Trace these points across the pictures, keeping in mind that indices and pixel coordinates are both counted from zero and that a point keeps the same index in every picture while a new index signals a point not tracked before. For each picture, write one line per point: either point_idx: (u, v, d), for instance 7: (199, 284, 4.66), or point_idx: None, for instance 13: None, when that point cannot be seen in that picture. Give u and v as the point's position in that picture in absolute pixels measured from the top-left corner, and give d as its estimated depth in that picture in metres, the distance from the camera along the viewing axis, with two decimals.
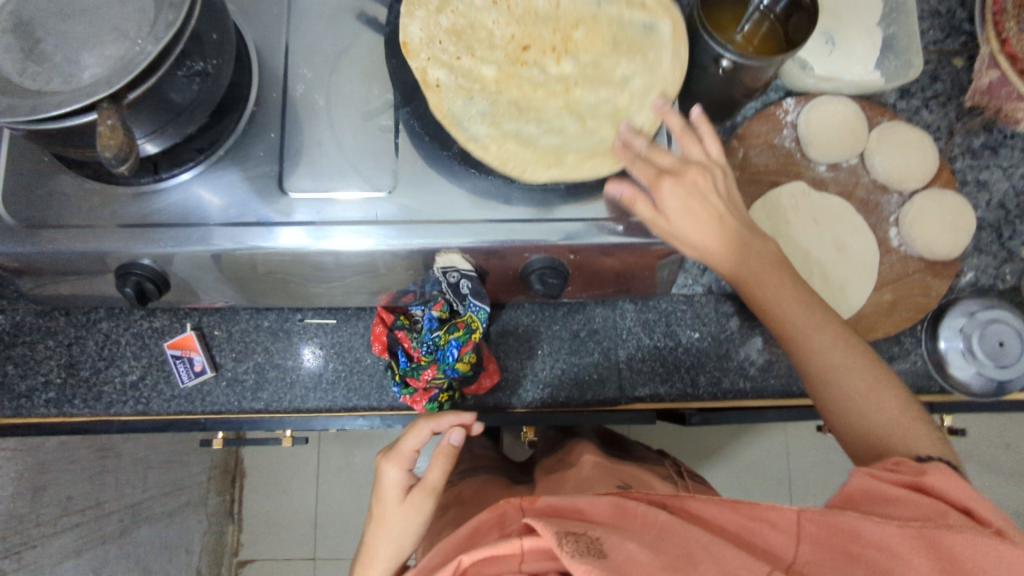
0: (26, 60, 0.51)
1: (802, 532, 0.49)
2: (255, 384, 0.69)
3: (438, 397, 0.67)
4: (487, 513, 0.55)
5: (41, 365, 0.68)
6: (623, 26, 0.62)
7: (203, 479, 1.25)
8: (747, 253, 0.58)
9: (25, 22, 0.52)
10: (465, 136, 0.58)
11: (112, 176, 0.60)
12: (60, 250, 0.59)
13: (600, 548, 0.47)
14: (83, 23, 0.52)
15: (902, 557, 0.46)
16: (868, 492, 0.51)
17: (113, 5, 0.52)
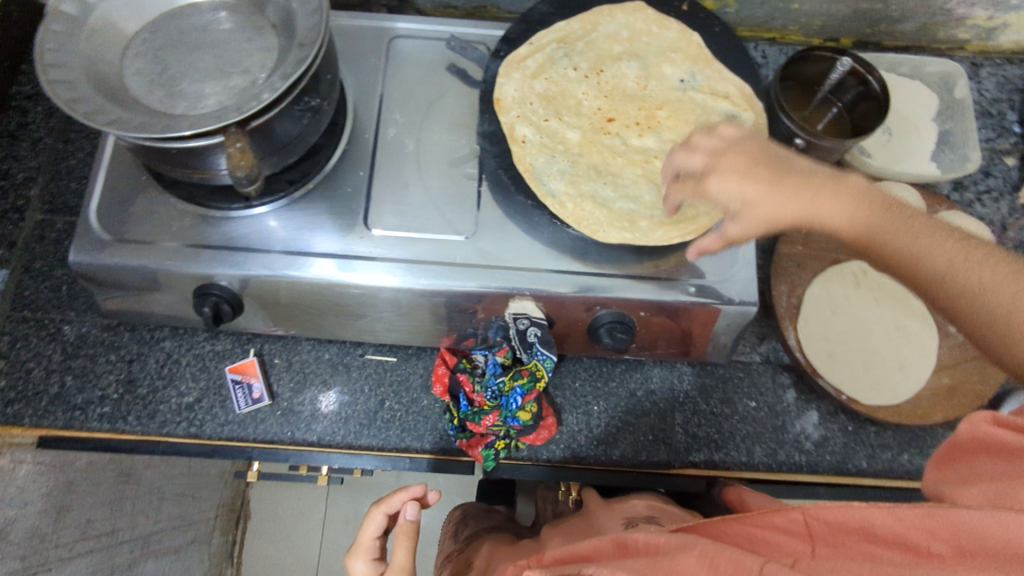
0: (154, 83, 0.54)
1: (813, 532, 0.42)
2: (310, 415, 0.69)
3: (495, 443, 0.67)
4: None
5: (100, 380, 0.68)
6: (707, 110, 0.65)
7: (212, 516, 1.18)
8: (818, 191, 0.50)
9: (155, 49, 0.56)
10: (544, 191, 0.61)
11: (204, 201, 0.61)
12: (144, 264, 0.60)
13: None
14: (209, 55, 0.56)
15: (927, 549, 0.37)
16: (979, 441, 0.42)
17: (239, 42, 0.57)
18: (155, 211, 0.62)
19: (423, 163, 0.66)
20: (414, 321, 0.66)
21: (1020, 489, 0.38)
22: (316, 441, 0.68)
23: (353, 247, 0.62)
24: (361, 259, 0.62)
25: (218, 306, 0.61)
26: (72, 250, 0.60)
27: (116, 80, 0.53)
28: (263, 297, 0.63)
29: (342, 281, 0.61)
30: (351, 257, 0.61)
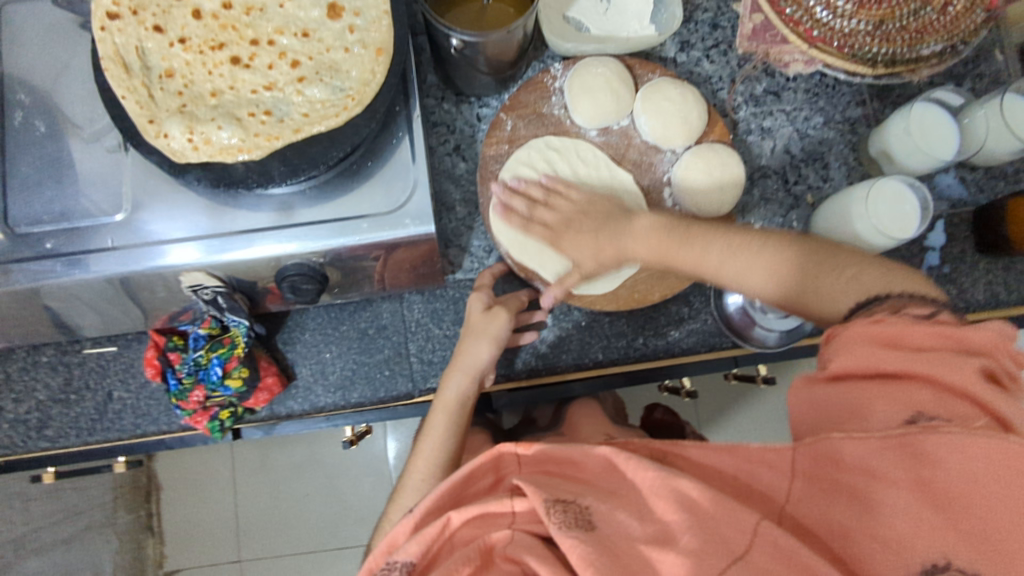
0: (120, 148, 0.70)
1: (795, 470, 0.55)
2: (144, 414, 0.80)
3: (218, 415, 0.78)
4: (482, 459, 0.61)
5: (34, 389, 0.79)
6: (645, 92, 0.80)
7: (233, 455, 1.46)
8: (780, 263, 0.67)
9: (49, 109, 0.71)
10: (497, 160, 0.80)
11: (53, 179, 0.69)
12: (54, 247, 0.67)
13: (587, 519, 0.56)
14: (80, 106, 0.71)
15: (885, 474, 0.51)
16: (808, 401, 0.60)
17: (92, 97, 0.71)
18: (137, 208, 0.69)
19: (391, 141, 0.71)
20: (370, 279, 0.78)
21: (879, 496, 0.51)
22: (288, 413, 0.83)
23: (339, 221, 0.69)
24: (348, 232, 0.69)
25: (215, 296, 0.73)
26: (22, 278, 0.66)
27: (20, 135, 0.70)
28: (271, 286, 0.75)
29: (328, 251, 0.70)
30: (338, 235, 0.69)
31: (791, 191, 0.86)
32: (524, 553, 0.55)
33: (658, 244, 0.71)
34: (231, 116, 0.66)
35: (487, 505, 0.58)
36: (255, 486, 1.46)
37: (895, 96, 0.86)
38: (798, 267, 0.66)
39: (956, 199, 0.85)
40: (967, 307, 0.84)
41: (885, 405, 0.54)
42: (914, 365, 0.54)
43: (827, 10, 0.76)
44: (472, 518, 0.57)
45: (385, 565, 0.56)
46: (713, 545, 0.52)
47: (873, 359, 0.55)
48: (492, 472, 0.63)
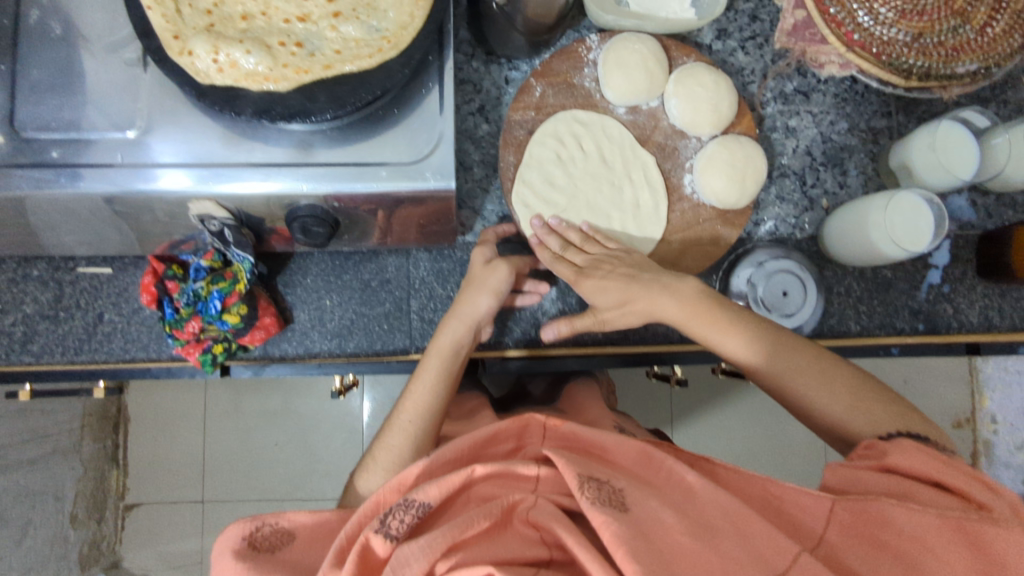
0: (139, 62, 0.67)
1: (833, 517, 0.56)
2: (133, 341, 0.78)
3: (211, 348, 0.77)
4: (510, 424, 0.66)
5: (20, 302, 0.77)
6: (678, 74, 0.79)
7: (207, 395, 1.44)
8: (789, 353, 0.67)
9: (66, 11, 0.68)
10: (520, 125, 0.79)
11: (64, 86, 0.67)
12: (60, 157, 0.65)
13: (621, 501, 0.57)
14: (101, 13, 0.68)
15: (936, 550, 0.51)
16: (844, 478, 0.59)
17: (113, 5, 0.68)
18: (150, 127, 0.66)
19: (421, 90, 0.70)
20: (380, 230, 0.77)
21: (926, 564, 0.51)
22: (281, 356, 0.81)
23: (359, 165, 0.68)
24: (366, 179, 0.68)
25: (222, 228, 0.71)
26: (24, 184, 0.64)
27: (33, 36, 0.67)
28: (280, 225, 0.73)
29: (344, 195, 0.69)
30: (355, 179, 0.67)
31: (807, 193, 0.86)
32: (548, 519, 0.57)
33: (692, 311, 0.69)
34: (260, 42, 0.63)
35: (514, 466, 0.61)
36: (226, 429, 1.45)
37: (921, 111, 0.87)
38: (806, 363, 0.66)
39: (965, 221, 0.86)
40: (960, 327, 0.86)
41: (934, 501, 0.54)
42: (963, 475, 0.55)
43: (869, 15, 0.78)
44: (494, 472, 0.61)
45: (402, 501, 0.58)
46: (746, 556, 0.53)
47: (931, 465, 0.56)
48: (514, 439, 0.67)
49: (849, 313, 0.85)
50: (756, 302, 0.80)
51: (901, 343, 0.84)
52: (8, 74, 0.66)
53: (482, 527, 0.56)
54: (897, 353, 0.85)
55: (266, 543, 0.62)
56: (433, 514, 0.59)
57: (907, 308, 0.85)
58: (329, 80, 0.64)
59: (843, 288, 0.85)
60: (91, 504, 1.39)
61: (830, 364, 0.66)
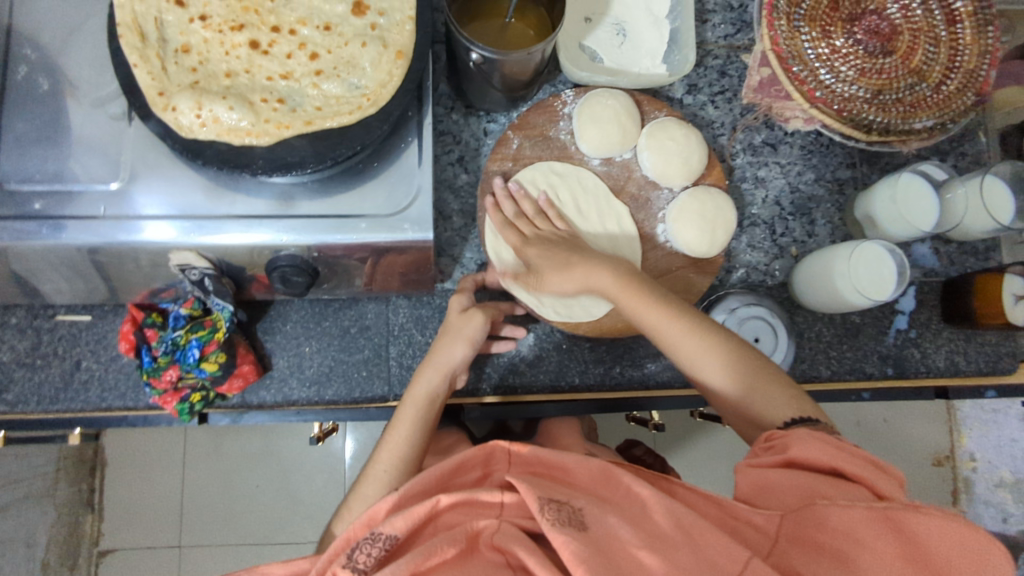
0: (125, 117, 0.69)
1: (779, 533, 0.57)
2: (111, 389, 0.78)
3: (188, 397, 0.77)
4: (474, 451, 0.67)
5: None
6: (650, 128, 0.82)
7: (186, 437, 1.43)
8: (715, 341, 0.69)
9: (56, 68, 0.69)
10: (498, 175, 0.81)
11: (50, 140, 0.68)
12: (43, 209, 0.66)
13: (581, 520, 0.59)
14: (89, 70, 0.70)
15: (864, 542, 0.52)
16: (755, 482, 0.62)
17: (101, 63, 0.70)
18: (133, 180, 0.68)
19: (400, 144, 0.72)
20: (359, 278, 0.78)
21: (859, 559, 0.52)
22: (259, 403, 0.81)
23: (339, 217, 0.69)
24: (345, 230, 0.69)
25: (202, 278, 0.72)
26: (5, 236, 0.65)
27: (22, 91, 0.69)
28: (260, 275, 0.74)
29: (323, 246, 0.70)
30: (335, 230, 0.69)
31: (777, 242, 0.88)
32: (513, 539, 0.59)
33: (624, 287, 0.70)
34: (243, 98, 0.65)
35: (479, 494, 0.62)
36: (205, 472, 1.43)
37: (884, 163, 0.90)
38: (728, 352, 0.69)
39: (929, 268, 0.89)
40: (928, 371, 0.88)
41: (837, 492, 0.57)
42: (856, 464, 0.59)
43: (831, 73, 0.82)
44: (459, 499, 0.61)
45: (368, 535, 0.59)
46: (697, 563, 0.55)
47: (828, 455, 0.59)
48: (481, 466, 0.68)
49: (820, 357, 0.87)
50: None
51: (871, 387, 0.86)
52: None
53: (448, 554, 0.58)
54: (868, 398, 0.86)
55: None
56: (403, 546, 0.60)
57: (876, 353, 0.87)
58: (311, 135, 0.66)
59: (813, 333, 0.87)
60: (63, 551, 1.36)
61: (745, 353, 0.70)
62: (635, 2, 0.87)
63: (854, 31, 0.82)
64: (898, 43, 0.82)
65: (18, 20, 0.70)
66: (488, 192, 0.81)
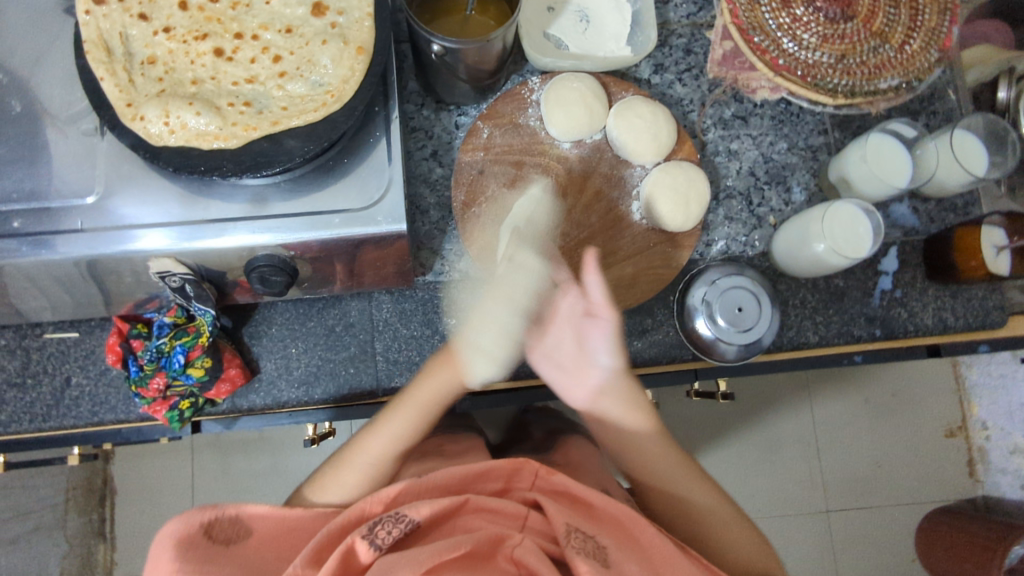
0: (97, 133, 0.70)
1: None
2: (102, 403, 0.79)
3: (178, 405, 0.77)
4: (503, 463, 0.71)
5: None
6: (616, 109, 0.82)
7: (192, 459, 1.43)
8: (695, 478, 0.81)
9: (30, 90, 0.71)
10: (471, 166, 0.82)
11: (28, 160, 0.69)
12: (21, 227, 0.67)
13: (602, 556, 0.65)
14: (61, 90, 0.71)
15: None
16: None
17: (73, 82, 0.72)
18: (108, 192, 0.69)
19: (368, 140, 0.73)
20: (340, 276, 0.79)
21: None
22: (249, 408, 0.82)
23: (312, 215, 0.70)
24: (319, 227, 0.70)
25: (182, 284, 0.72)
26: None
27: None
28: (242, 279, 0.75)
29: (298, 245, 0.71)
30: (309, 228, 0.70)
31: (754, 212, 0.89)
32: (529, 558, 0.62)
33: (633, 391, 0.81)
34: (209, 104, 0.67)
35: (503, 504, 0.68)
36: (214, 493, 1.43)
37: (855, 126, 0.91)
38: (705, 491, 0.80)
39: (910, 228, 0.89)
40: (917, 330, 0.87)
41: None
42: None
43: (794, 41, 0.83)
44: (483, 504, 0.67)
45: (393, 515, 0.64)
46: None
47: None
48: (503, 479, 0.72)
49: (807, 324, 0.87)
50: (713, 320, 0.81)
51: (862, 350, 0.87)
52: None
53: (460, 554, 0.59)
54: (860, 361, 0.87)
55: (222, 535, 0.68)
56: (422, 533, 0.66)
57: (862, 315, 0.87)
58: (278, 135, 0.67)
59: (798, 300, 0.87)
60: None
61: (728, 521, 0.79)
62: None
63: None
64: (859, 7, 0.82)
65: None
66: (462, 184, 0.82)
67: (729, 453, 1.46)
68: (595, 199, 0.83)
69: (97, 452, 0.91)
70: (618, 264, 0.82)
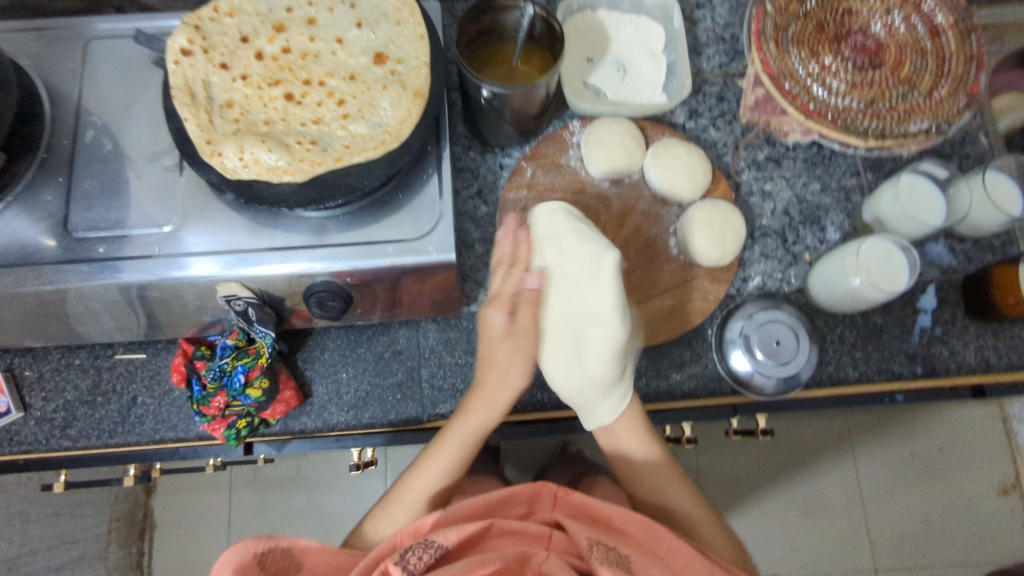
0: (177, 168, 0.77)
1: None
2: (163, 421, 0.83)
3: (235, 423, 0.81)
4: (522, 488, 0.72)
5: (63, 391, 0.83)
6: (654, 150, 0.87)
7: (231, 494, 1.45)
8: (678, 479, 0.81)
9: (121, 131, 0.79)
10: (515, 202, 0.87)
11: (114, 193, 0.76)
12: (106, 252, 0.73)
13: (627, 564, 0.66)
14: (148, 132, 0.79)
15: None
16: None
17: (159, 124, 0.79)
18: (184, 222, 0.75)
19: (421, 176, 0.78)
20: (390, 304, 0.83)
21: None
22: (300, 430, 0.85)
23: (367, 244, 0.75)
24: (374, 255, 0.75)
25: (246, 308, 0.77)
26: (72, 277, 0.72)
27: (91, 153, 0.78)
28: (299, 304, 0.80)
29: (355, 272, 0.75)
30: (365, 257, 0.74)
31: (790, 250, 0.91)
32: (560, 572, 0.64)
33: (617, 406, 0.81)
34: (280, 142, 0.73)
35: (527, 525, 0.69)
36: (249, 532, 1.43)
37: (888, 168, 0.93)
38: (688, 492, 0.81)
39: (947, 266, 0.90)
40: (960, 367, 0.87)
41: None
42: None
43: (824, 88, 0.86)
44: (508, 527, 0.68)
45: (422, 542, 0.64)
46: None
47: None
48: (525, 503, 0.73)
49: (846, 359, 0.87)
50: (752, 353, 0.82)
51: (903, 388, 0.87)
52: (65, 185, 0.77)
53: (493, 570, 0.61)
54: (903, 400, 0.88)
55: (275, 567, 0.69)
56: (450, 557, 0.66)
57: (902, 352, 0.87)
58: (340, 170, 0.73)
59: (837, 335, 0.88)
60: None
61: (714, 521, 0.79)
62: (631, 40, 0.94)
63: (841, 49, 0.87)
64: (886, 56, 0.88)
65: (89, 94, 0.80)
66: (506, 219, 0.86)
67: (768, 505, 1.43)
68: (633, 235, 0.87)
69: (150, 474, 0.94)
70: (656, 297, 0.85)
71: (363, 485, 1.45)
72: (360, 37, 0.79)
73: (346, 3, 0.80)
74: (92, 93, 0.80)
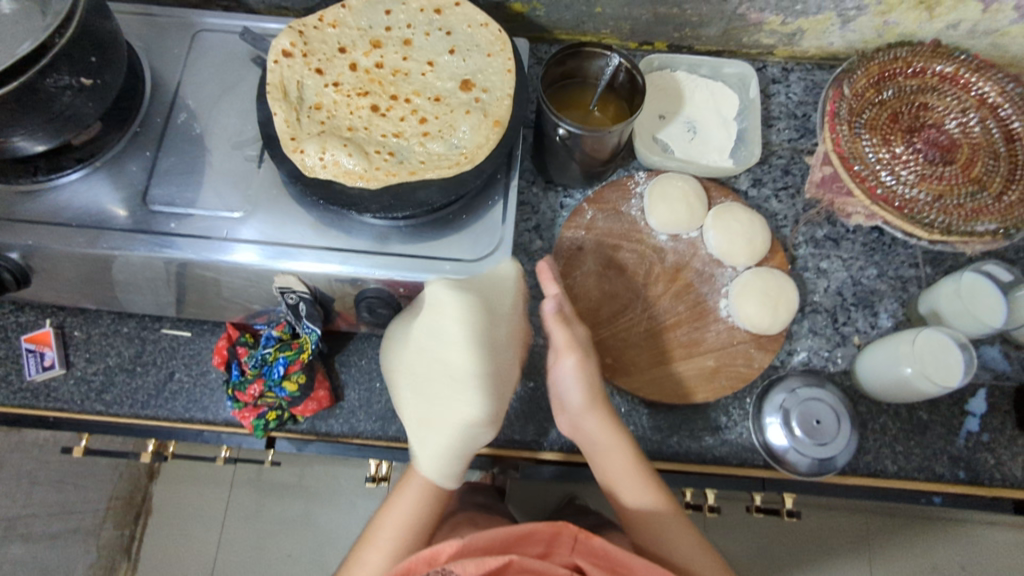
0: (257, 159, 0.80)
1: None
2: (197, 401, 0.84)
3: (265, 414, 0.81)
4: (544, 526, 0.71)
5: (106, 355, 0.85)
6: (715, 211, 0.88)
7: (233, 491, 1.44)
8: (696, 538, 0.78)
9: (210, 117, 0.83)
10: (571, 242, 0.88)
11: (194, 173, 0.79)
12: (176, 226, 0.76)
13: None
14: (236, 123, 0.83)
15: None
16: None
17: (246, 115, 0.83)
18: (254, 210, 0.77)
19: (487, 202, 0.80)
20: None
21: None
22: (326, 432, 0.85)
23: (426, 258, 0.76)
24: (430, 269, 0.76)
25: (297, 302, 0.78)
26: (140, 246, 0.74)
27: (179, 133, 0.82)
28: (347, 306, 0.81)
29: (408, 283, 0.76)
30: (421, 270, 0.76)
31: (839, 330, 0.90)
32: None
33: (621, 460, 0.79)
34: (360, 148, 0.76)
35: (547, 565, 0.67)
36: (243, 534, 1.41)
37: (948, 265, 0.92)
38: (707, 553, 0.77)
39: (1000, 372, 0.88)
40: (1005, 478, 0.83)
41: None
42: None
43: (893, 176, 0.87)
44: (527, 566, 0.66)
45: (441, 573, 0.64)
46: None
47: None
48: (545, 543, 0.71)
49: (886, 451, 0.84)
50: (790, 428, 0.81)
51: (943, 491, 0.83)
52: (150, 158, 0.80)
53: None
54: (940, 502, 0.84)
55: None
56: None
57: (946, 453, 0.84)
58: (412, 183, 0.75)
59: (879, 425, 0.86)
60: None
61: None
62: (705, 104, 0.96)
63: (914, 141, 0.88)
64: (958, 154, 0.88)
65: (187, 79, 0.85)
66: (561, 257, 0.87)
67: None
68: (684, 291, 0.87)
69: (167, 453, 0.95)
70: (700, 357, 0.84)
71: (363, 505, 1.43)
72: (450, 62, 0.83)
73: (443, 30, 0.84)
74: (190, 78, 0.85)
